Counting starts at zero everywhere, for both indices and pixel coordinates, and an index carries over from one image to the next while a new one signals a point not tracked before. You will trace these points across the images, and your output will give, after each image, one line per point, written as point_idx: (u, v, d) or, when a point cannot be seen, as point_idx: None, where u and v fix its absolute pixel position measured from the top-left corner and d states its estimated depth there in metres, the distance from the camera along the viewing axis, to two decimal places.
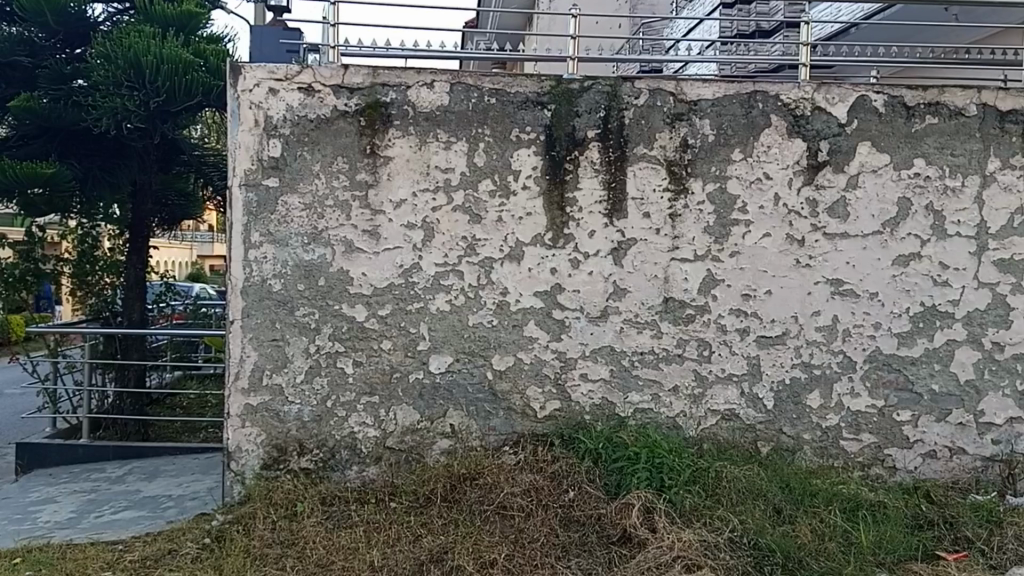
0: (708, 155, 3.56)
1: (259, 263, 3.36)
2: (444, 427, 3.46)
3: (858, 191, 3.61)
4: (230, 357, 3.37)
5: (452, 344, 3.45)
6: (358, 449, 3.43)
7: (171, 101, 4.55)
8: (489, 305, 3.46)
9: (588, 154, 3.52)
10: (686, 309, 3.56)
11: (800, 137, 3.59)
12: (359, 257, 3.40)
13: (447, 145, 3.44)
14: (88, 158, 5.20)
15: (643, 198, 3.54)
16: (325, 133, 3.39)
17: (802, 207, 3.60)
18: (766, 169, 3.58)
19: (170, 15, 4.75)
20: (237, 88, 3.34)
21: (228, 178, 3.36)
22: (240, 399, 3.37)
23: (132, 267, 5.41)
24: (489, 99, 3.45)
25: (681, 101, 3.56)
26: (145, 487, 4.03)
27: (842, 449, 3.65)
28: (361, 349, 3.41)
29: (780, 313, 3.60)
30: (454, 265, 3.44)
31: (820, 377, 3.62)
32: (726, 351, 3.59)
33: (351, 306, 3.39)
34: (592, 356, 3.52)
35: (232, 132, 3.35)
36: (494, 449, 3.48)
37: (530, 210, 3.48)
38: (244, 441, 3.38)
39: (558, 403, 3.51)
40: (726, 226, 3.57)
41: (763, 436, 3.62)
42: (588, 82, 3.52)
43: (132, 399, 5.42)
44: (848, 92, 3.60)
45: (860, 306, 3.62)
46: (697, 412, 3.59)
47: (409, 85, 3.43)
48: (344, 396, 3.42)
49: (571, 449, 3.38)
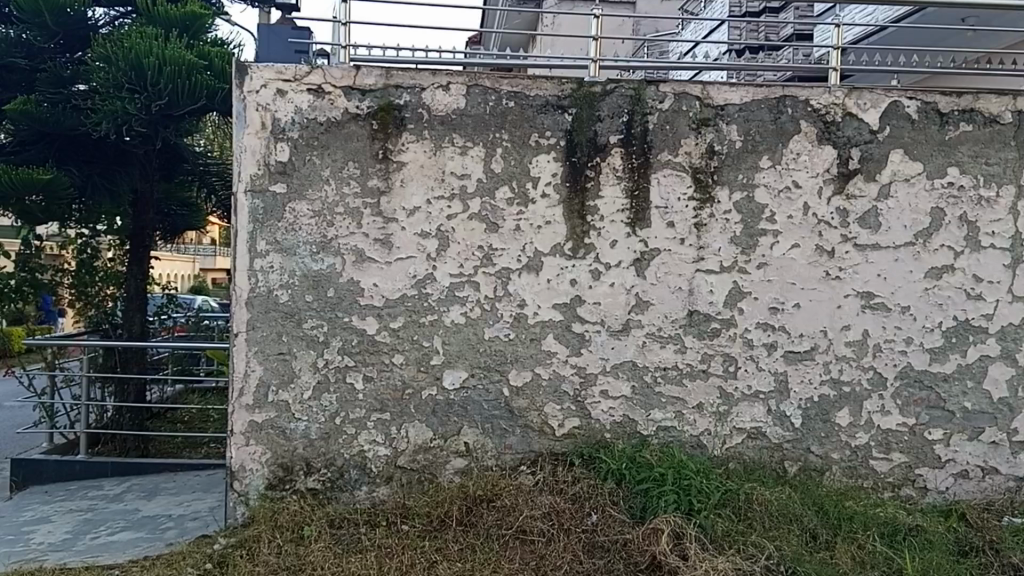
0: (735, 162, 3.41)
1: (265, 273, 3.21)
2: (458, 445, 3.30)
3: (890, 201, 3.46)
4: (234, 371, 3.20)
5: (467, 358, 3.29)
6: (367, 469, 3.27)
7: (174, 103, 4.39)
8: (506, 317, 3.30)
9: (611, 161, 3.37)
10: (711, 323, 3.40)
11: (830, 144, 3.45)
12: (370, 267, 3.24)
13: (463, 151, 3.29)
14: (88, 164, 5.07)
15: (667, 207, 3.39)
16: (336, 137, 3.24)
17: (832, 217, 3.45)
18: (796, 177, 3.43)
19: (174, 16, 4.60)
20: (244, 89, 3.19)
21: (233, 184, 3.21)
22: (244, 416, 3.21)
23: (131, 277, 5.21)
24: (507, 102, 3.30)
25: (708, 105, 3.42)
26: (143, 507, 3.86)
27: (872, 469, 3.48)
28: (371, 363, 3.25)
29: (810, 327, 3.44)
30: (470, 275, 3.29)
31: (850, 395, 3.45)
32: (753, 367, 3.43)
33: (361, 318, 3.24)
34: (613, 372, 3.36)
35: (238, 136, 3.20)
36: (510, 469, 3.32)
37: (549, 219, 3.33)
38: (249, 460, 3.22)
39: (578, 420, 3.35)
40: (753, 236, 3.42)
41: (791, 456, 3.45)
42: (610, 86, 3.39)
43: (131, 413, 5.25)
44: (880, 98, 3.46)
45: (891, 321, 3.46)
46: (722, 430, 3.43)
47: (424, 87, 3.28)
48: (354, 413, 3.25)
49: (592, 470, 3.22)
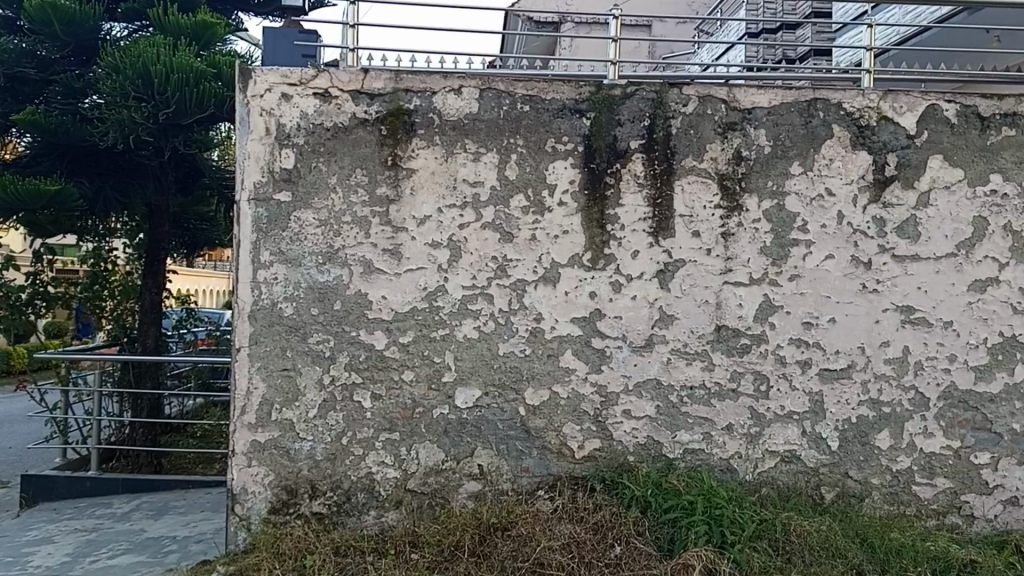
0: (764, 168, 3.23)
1: (269, 285, 3.05)
2: (471, 468, 3.11)
3: (929, 210, 3.26)
4: (236, 388, 3.03)
5: (481, 376, 3.11)
6: (376, 492, 3.08)
7: (183, 112, 4.29)
8: (522, 332, 3.12)
9: (632, 167, 3.20)
10: (741, 338, 3.20)
11: (864, 149, 3.26)
12: (379, 279, 3.07)
13: (476, 157, 3.13)
14: (101, 176, 4.94)
15: (692, 215, 3.21)
16: (343, 143, 3.09)
17: (868, 226, 3.25)
18: (829, 184, 3.24)
19: (184, 25, 4.52)
20: (247, 93, 3.05)
21: (235, 192, 3.05)
22: (246, 435, 3.03)
23: (147, 291, 5.10)
24: (522, 106, 3.15)
25: (735, 109, 3.24)
26: (148, 528, 3.69)
27: (915, 496, 3.24)
28: (379, 380, 3.07)
29: (845, 344, 3.23)
30: (483, 287, 3.11)
31: (889, 416, 3.23)
32: (786, 386, 3.21)
33: (369, 333, 3.07)
34: (636, 391, 3.16)
35: (241, 142, 3.05)
36: (527, 493, 3.12)
37: (567, 228, 3.15)
38: (250, 482, 3.03)
39: (599, 442, 3.15)
40: (784, 246, 3.22)
41: (828, 481, 3.22)
42: (631, 88, 3.23)
43: (146, 429, 5.08)
44: (916, 101, 3.27)
45: (933, 337, 3.24)
46: (754, 453, 3.21)
47: (435, 91, 3.14)
48: (362, 432, 3.07)
49: (615, 496, 3.01)
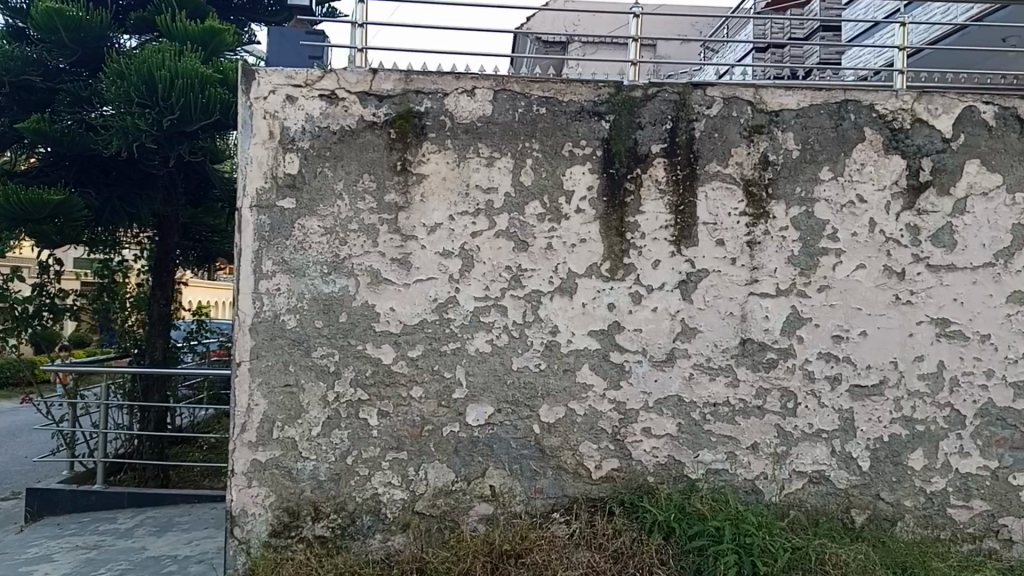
0: (792, 173, 3.07)
1: (271, 296, 2.91)
2: (482, 489, 2.97)
3: (966, 217, 3.09)
4: (235, 405, 2.90)
5: (494, 392, 2.97)
6: (382, 515, 2.94)
7: (188, 118, 4.14)
8: (536, 345, 2.97)
9: (653, 173, 3.05)
10: (767, 353, 3.04)
11: (898, 154, 3.10)
12: (386, 290, 2.93)
13: (489, 162, 2.98)
14: (109, 186, 4.75)
15: (716, 223, 3.06)
16: (350, 147, 2.95)
17: (901, 234, 3.08)
18: (860, 190, 3.08)
19: (192, 32, 4.39)
20: (250, 95, 2.92)
21: (237, 199, 2.91)
22: (246, 455, 2.89)
23: (155, 302, 4.98)
24: (538, 108, 3.01)
25: (762, 111, 3.09)
26: (150, 546, 3.57)
27: (950, 519, 3.08)
28: (387, 397, 2.94)
29: (877, 358, 3.07)
30: (496, 299, 2.97)
31: (923, 435, 3.06)
32: (815, 404, 3.05)
33: (377, 346, 2.93)
34: (657, 408, 3.01)
35: (243, 146, 2.91)
36: (541, 516, 2.98)
37: (584, 237, 3.01)
38: (250, 504, 2.90)
39: (617, 462, 3.00)
40: (813, 256, 3.06)
41: (858, 504, 3.06)
42: (652, 90, 3.08)
43: (153, 441, 4.98)
44: (953, 103, 3.11)
45: (969, 351, 3.07)
46: (781, 474, 3.05)
47: (447, 92, 2.99)
48: (368, 451, 2.93)
49: (635, 520, 2.87)
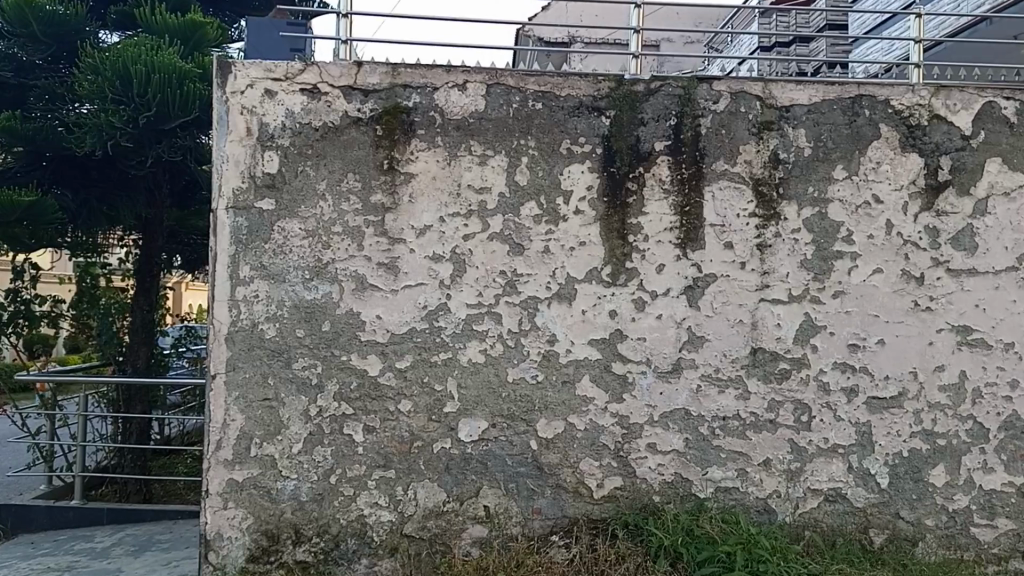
0: (804, 172, 2.90)
1: (249, 303, 2.72)
2: (476, 510, 2.77)
3: (987, 219, 2.92)
4: (211, 420, 2.70)
5: (488, 405, 2.78)
6: (368, 538, 2.74)
7: (163, 116, 3.98)
8: (533, 355, 2.78)
9: (656, 171, 2.87)
10: (779, 363, 2.86)
11: (915, 151, 2.92)
12: (373, 297, 2.75)
13: (482, 160, 2.80)
14: (87, 188, 4.56)
15: (724, 225, 2.88)
16: (334, 145, 2.77)
17: (920, 237, 2.90)
18: (876, 190, 2.90)
19: (172, 24, 4.21)
20: (226, 89, 2.73)
21: (212, 200, 2.72)
22: (222, 474, 2.69)
23: (138, 308, 4.79)
24: (534, 103, 2.83)
25: (772, 106, 2.91)
26: (126, 568, 3.35)
27: (974, 539, 2.89)
28: (373, 411, 2.75)
29: (895, 368, 2.88)
30: (490, 306, 2.78)
31: (945, 449, 2.87)
32: (830, 417, 2.87)
33: (362, 357, 2.74)
34: (663, 423, 2.82)
35: (219, 144, 2.72)
36: (539, 539, 2.78)
37: (584, 239, 2.82)
38: (226, 527, 2.70)
39: (620, 480, 2.81)
40: (826, 260, 2.88)
41: (876, 524, 2.87)
42: (655, 84, 2.90)
43: (134, 455, 4.73)
44: (972, 98, 2.94)
45: (993, 361, 2.89)
46: (795, 493, 2.86)
47: (437, 86, 2.81)
48: (353, 470, 2.74)
49: (640, 544, 2.69)
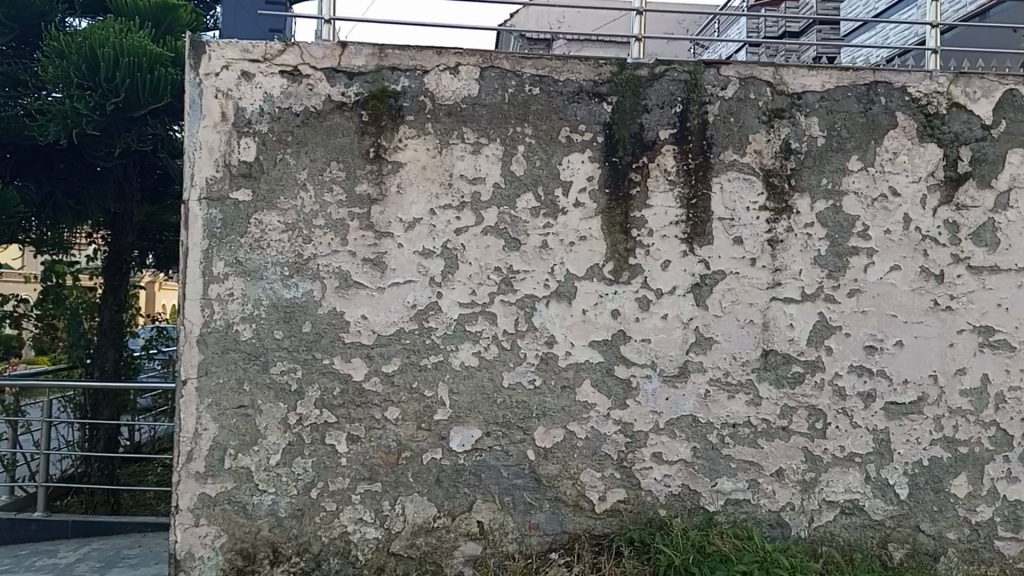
0: (817, 163, 2.72)
1: (222, 302, 2.51)
2: (469, 525, 2.58)
3: (1010, 213, 2.75)
4: (181, 429, 2.49)
5: (482, 413, 2.58)
6: (352, 557, 2.54)
7: (131, 104, 3.81)
8: (530, 359, 2.59)
9: (661, 161, 2.69)
10: (792, 366, 2.68)
11: (934, 141, 2.74)
12: (357, 295, 2.55)
13: (475, 149, 2.61)
14: (51, 181, 4.33)
15: (733, 219, 2.70)
16: (315, 131, 2.57)
17: (939, 232, 2.72)
18: (893, 182, 2.72)
19: (143, 6, 4.04)
20: (199, 70, 2.52)
21: (183, 189, 2.51)
22: (193, 488, 2.48)
23: (105, 308, 4.54)
24: (531, 88, 2.64)
25: (783, 93, 2.73)
26: None
27: (997, 553, 2.72)
28: (357, 420, 2.54)
29: (914, 372, 2.71)
30: (484, 305, 2.59)
31: (967, 458, 2.70)
32: (846, 424, 2.69)
33: (346, 360, 2.54)
34: (668, 430, 2.63)
35: (191, 129, 2.52)
36: (537, 556, 2.59)
37: (584, 234, 2.63)
38: (198, 546, 2.48)
39: (623, 492, 2.62)
40: (842, 256, 2.70)
41: (895, 537, 2.70)
42: (659, 68, 2.71)
43: (102, 464, 4.48)
44: (993, 85, 2.77)
45: (1016, 363, 2.72)
46: (809, 505, 2.68)
47: (426, 69, 2.61)
48: (335, 483, 2.53)
49: (646, 563, 2.50)
